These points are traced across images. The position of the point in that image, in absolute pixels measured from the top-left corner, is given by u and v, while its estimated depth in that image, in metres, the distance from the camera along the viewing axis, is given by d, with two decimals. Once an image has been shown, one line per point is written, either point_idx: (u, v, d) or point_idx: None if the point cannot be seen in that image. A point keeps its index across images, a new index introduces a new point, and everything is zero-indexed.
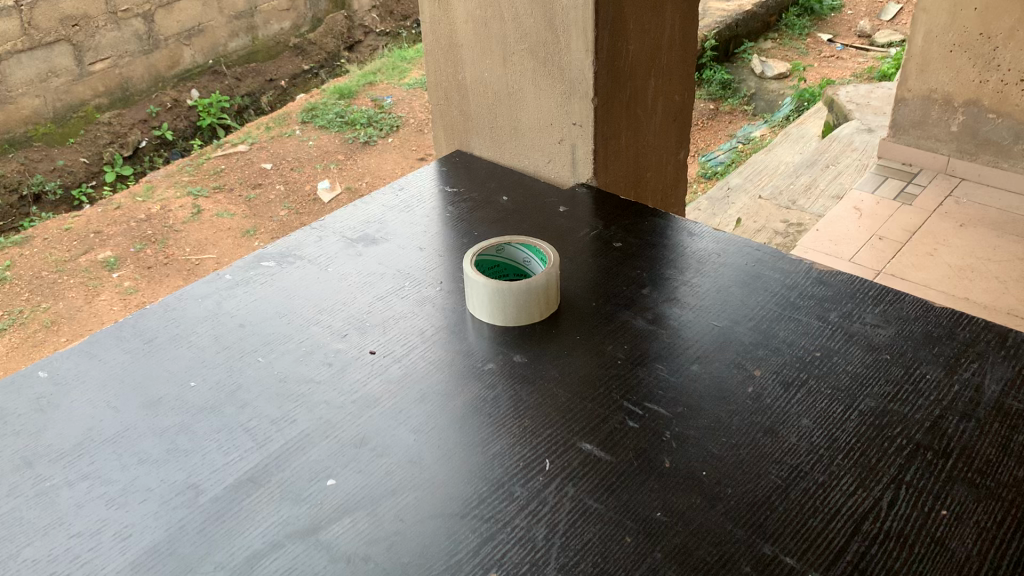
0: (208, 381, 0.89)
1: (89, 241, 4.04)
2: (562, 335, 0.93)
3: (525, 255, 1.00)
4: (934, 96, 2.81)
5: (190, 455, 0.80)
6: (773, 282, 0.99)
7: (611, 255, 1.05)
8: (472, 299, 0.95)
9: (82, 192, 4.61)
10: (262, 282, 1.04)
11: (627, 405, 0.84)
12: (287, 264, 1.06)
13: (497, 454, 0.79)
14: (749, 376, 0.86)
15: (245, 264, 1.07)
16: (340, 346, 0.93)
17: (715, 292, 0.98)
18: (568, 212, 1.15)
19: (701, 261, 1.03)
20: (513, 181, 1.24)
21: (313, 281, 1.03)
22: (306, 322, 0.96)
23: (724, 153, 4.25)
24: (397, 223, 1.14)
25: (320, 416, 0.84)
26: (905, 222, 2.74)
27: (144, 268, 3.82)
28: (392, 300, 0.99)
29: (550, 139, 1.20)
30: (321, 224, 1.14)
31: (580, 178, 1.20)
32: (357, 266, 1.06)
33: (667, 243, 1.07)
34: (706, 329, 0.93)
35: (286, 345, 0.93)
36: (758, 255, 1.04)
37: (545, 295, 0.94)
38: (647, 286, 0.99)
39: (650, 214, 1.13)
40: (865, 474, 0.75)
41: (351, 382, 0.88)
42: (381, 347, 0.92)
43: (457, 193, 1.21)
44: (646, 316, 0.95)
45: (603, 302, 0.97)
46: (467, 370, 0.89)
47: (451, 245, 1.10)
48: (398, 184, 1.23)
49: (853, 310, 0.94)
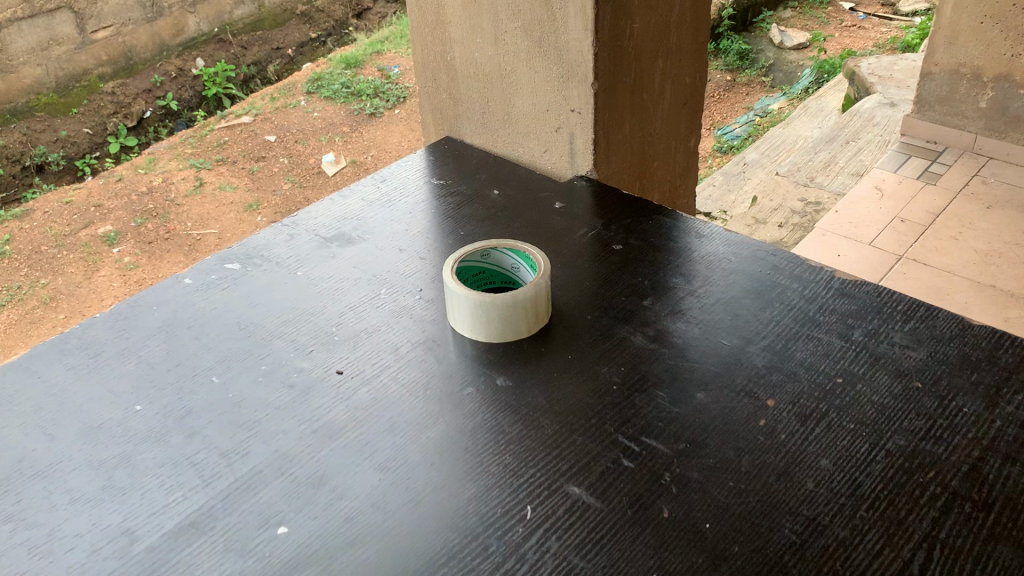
0: (155, 406, 0.80)
1: (90, 215, 3.96)
2: (551, 354, 0.83)
3: (515, 262, 0.89)
4: (962, 70, 2.67)
5: (127, 495, 0.72)
6: (790, 293, 0.89)
7: (610, 260, 0.95)
8: (453, 312, 0.85)
9: (87, 162, 4.53)
10: (224, 287, 0.94)
11: (622, 439, 0.74)
12: (253, 266, 0.97)
13: (472, 498, 0.69)
14: (762, 406, 0.76)
15: (208, 266, 0.98)
16: (303, 365, 0.83)
17: (725, 305, 0.88)
18: (565, 209, 1.04)
19: (711, 268, 0.93)
20: (506, 173, 1.13)
21: (279, 287, 0.94)
22: (268, 336, 0.87)
23: (740, 127, 4.11)
24: (376, 220, 1.04)
25: (276, 450, 0.74)
26: (930, 204, 2.61)
27: (145, 242, 3.74)
28: (364, 310, 0.90)
29: (547, 127, 1.09)
30: (293, 221, 1.04)
31: (580, 170, 1.10)
32: (329, 270, 0.96)
33: (672, 246, 0.96)
34: (714, 349, 0.82)
35: (244, 363, 0.84)
36: (773, 262, 0.93)
37: (533, 309, 0.84)
38: (649, 297, 0.89)
39: (654, 213, 1.02)
40: (893, 530, 0.65)
41: (313, 409, 0.78)
42: (348, 367, 0.83)
43: (444, 186, 1.11)
44: (647, 332, 0.85)
45: (599, 316, 0.87)
46: (444, 395, 0.79)
47: (434, 246, 0.99)
48: (380, 175, 1.13)
49: (879, 327, 0.84)
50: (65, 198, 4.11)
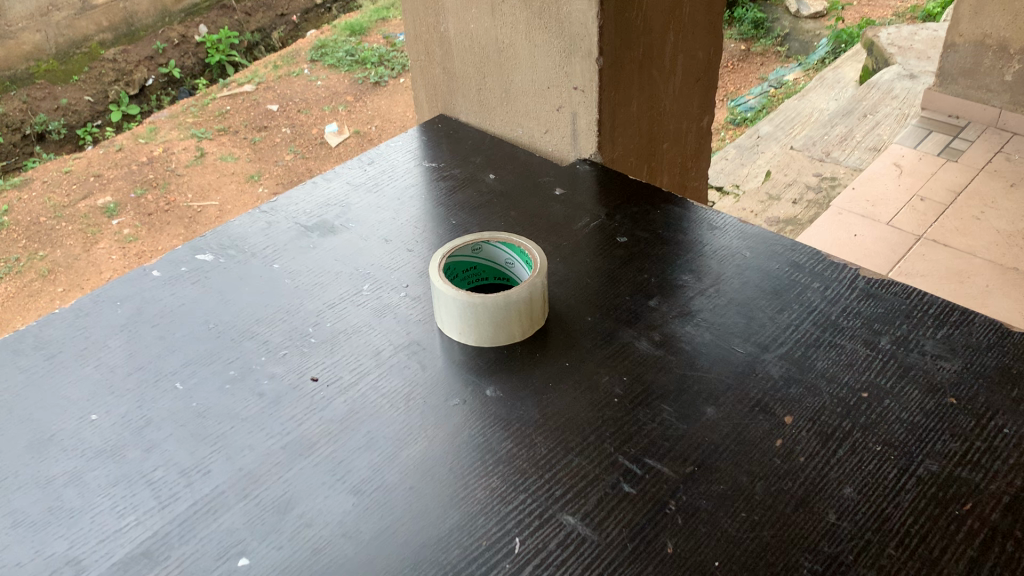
0: (112, 415, 0.73)
1: (90, 184, 3.88)
2: (546, 362, 0.76)
3: (509, 257, 0.82)
4: (988, 42, 2.55)
5: (75, 517, 0.65)
6: (811, 294, 0.81)
7: (614, 254, 0.87)
8: (440, 313, 0.78)
9: (88, 129, 4.47)
10: (193, 281, 0.87)
11: (623, 460, 0.66)
12: (226, 258, 0.90)
13: (454, 528, 0.62)
14: (779, 424, 0.69)
15: (178, 256, 0.91)
16: (275, 370, 0.76)
17: (739, 307, 0.80)
18: (566, 196, 0.96)
19: (724, 263, 0.85)
20: (503, 155, 1.05)
21: (253, 281, 0.86)
22: (239, 336, 0.80)
23: (754, 98, 3.98)
24: (360, 207, 0.97)
25: (242, 468, 0.68)
26: (950, 181, 2.51)
27: (145, 214, 3.66)
28: (343, 308, 0.82)
29: (548, 105, 1.01)
30: (271, 207, 0.97)
31: (582, 153, 1.01)
32: (307, 263, 0.88)
33: (681, 239, 0.88)
34: (727, 358, 0.75)
35: (211, 367, 0.77)
36: (792, 257, 0.85)
37: (528, 311, 0.77)
38: (655, 297, 0.81)
39: (662, 202, 0.94)
40: (926, 571, 0.58)
41: (283, 421, 0.71)
42: (323, 373, 0.75)
43: (436, 169, 1.03)
44: (652, 337, 0.77)
45: (601, 317, 0.80)
46: (427, 407, 0.72)
47: (423, 236, 0.92)
48: (368, 157, 1.06)
49: (909, 334, 0.76)
50: (64, 167, 4.03)
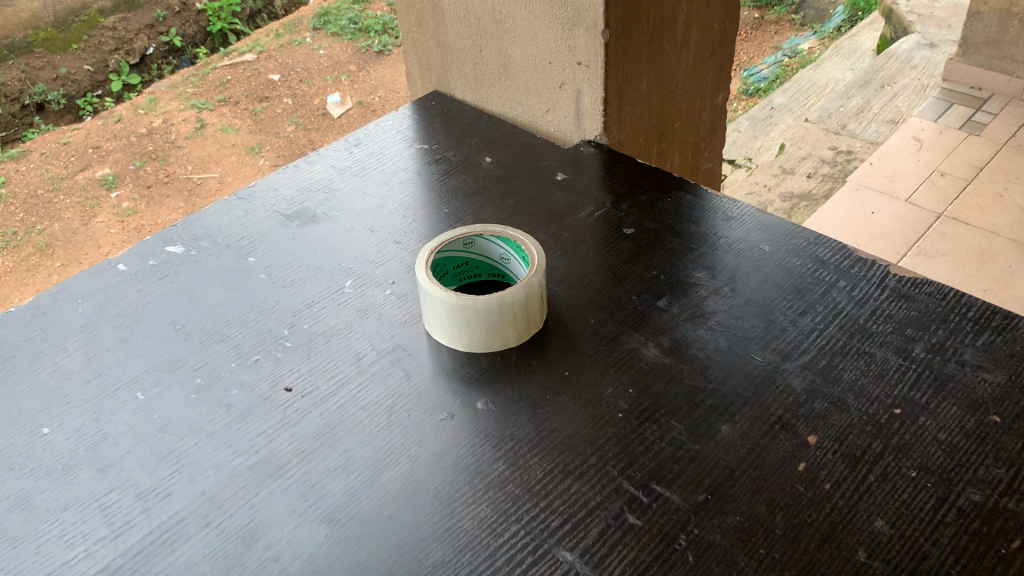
0: (65, 429, 0.66)
1: (89, 155, 3.77)
2: (543, 370, 0.68)
3: (505, 251, 0.75)
4: (1014, 10, 2.43)
5: (19, 548, 0.58)
6: (836, 295, 0.73)
7: (620, 247, 0.80)
8: (427, 315, 0.71)
9: (89, 100, 4.37)
10: (161, 276, 0.80)
11: (628, 486, 0.59)
12: (197, 250, 0.83)
13: (437, 564, 0.55)
14: (801, 446, 0.62)
15: (147, 248, 0.84)
16: (246, 379, 0.69)
17: (757, 308, 0.72)
18: (568, 182, 0.89)
19: (741, 259, 0.78)
20: (501, 137, 0.97)
21: (226, 277, 0.79)
22: (208, 340, 0.73)
23: (767, 68, 3.86)
24: (345, 193, 0.89)
25: (204, 492, 0.61)
26: (972, 156, 2.41)
27: (144, 186, 3.56)
28: (322, 307, 0.75)
29: (550, 82, 0.93)
30: (248, 194, 0.90)
31: (587, 134, 0.94)
32: (284, 256, 0.81)
33: (693, 232, 0.81)
34: (743, 367, 0.67)
35: (176, 374, 0.70)
36: (814, 252, 0.78)
37: (524, 314, 0.69)
38: (665, 297, 0.74)
39: (673, 190, 0.86)
40: None
41: (252, 438, 0.65)
42: (297, 383, 0.68)
43: (428, 150, 0.96)
44: (661, 343, 0.70)
45: (604, 320, 0.72)
46: (410, 422, 0.65)
47: (412, 226, 0.84)
48: (355, 138, 0.98)
49: (946, 341, 0.69)
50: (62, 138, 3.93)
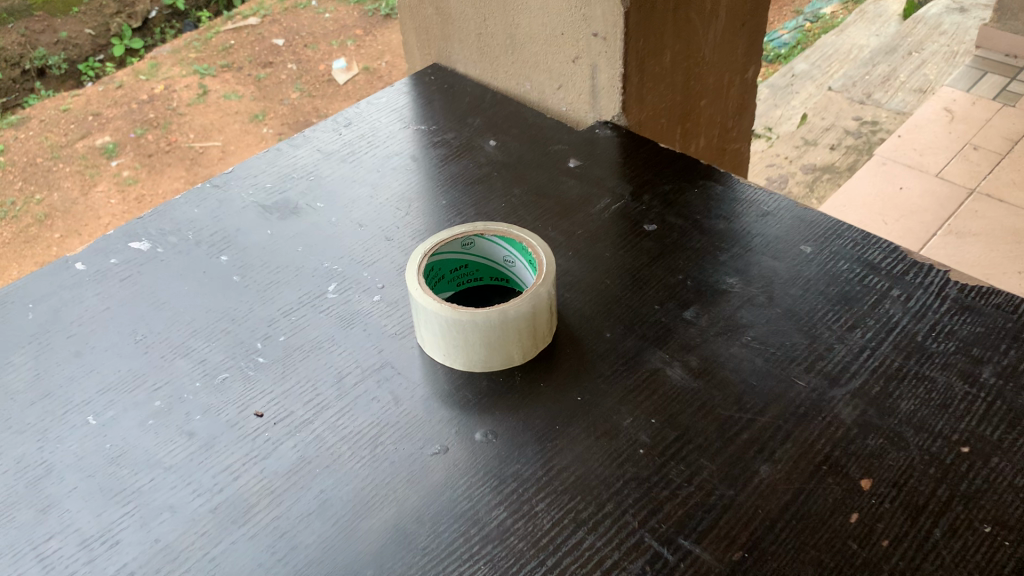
0: (4, 460, 0.58)
1: (89, 123, 3.31)
2: (551, 394, 0.59)
3: (508, 253, 0.65)
4: None
5: None
6: (889, 308, 0.64)
7: (640, 247, 0.70)
8: (419, 328, 0.62)
9: (92, 66, 3.77)
10: (122, 277, 0.71)
11: (651, 541, 0.50)
12: (164, 246, 0.74)
13: None
14: (853, 492, 0.52)
15: (109, 243, 0.75)
16: (212, 401, 0.61)
17: (799, 322, 0.63)
18: (582, 169, 0.79)
19: (779, 263, 0.68)
20: (506, 117, 0.87)
21: (194, 278, 0.70)
22: (172, 353, 0.64)
23: (788, 34, 3.69)
24: (331, 181, 0.80)
25: (158, 539, 0.53)
26: (1007, 129, 2.29)
27: (145, 155, 3.16)
28: (302, 315, 0.66)
29: (563, 57, 0.82)
30: (225, 181, 0.81)
31: (603, 115, 0.84)
32: (262, 255, 0.72)
33: (724, 230, 0.71)
34: (784, 394, 0.58)
35: (133, 395, 0.61)
36: (862, 255, 0.68)
37: (530, 328, 0.60)
38: (692, 307, 0.65)
39: (700, 180, 0.76)
40: None
41: (215, 474, 0.56)
42: (269, 407, 0.60)
43: (425, 132, 0.86)
44: (688, 363, 0.61)
45: (623, 335, 0.63)
46: (397, 456, 0.56)
47: (406, 220, 0.75)
48: (344, 118, 0.89)
49: (1019, 363, 0.59)
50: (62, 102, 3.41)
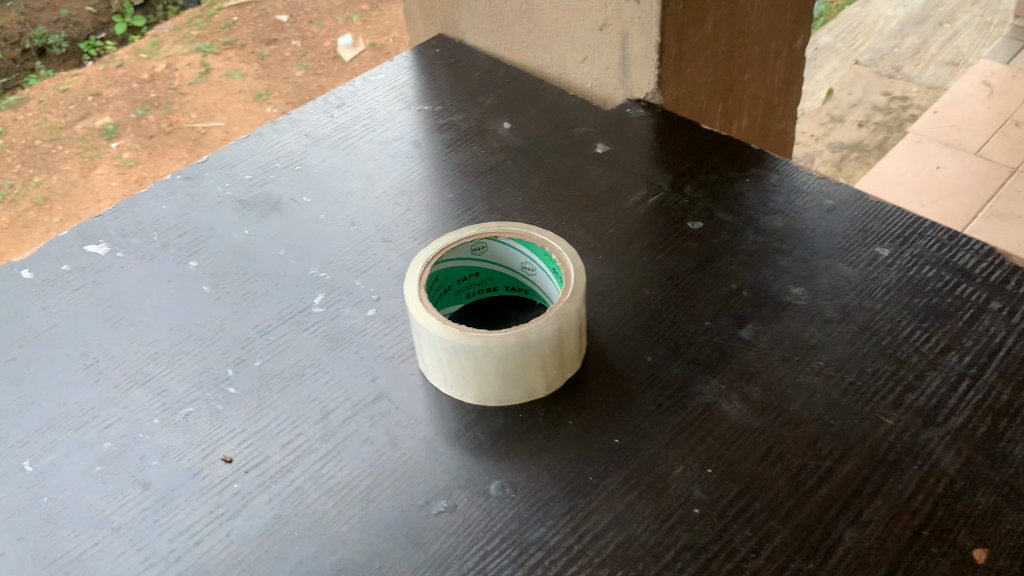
0: None
1: (90, 103, 2.06)
2: (579, 433, 0.49)
3: (528, 259, 0.54)
4: None
5: None
6: (989, 324, 0.52)
7: (684, 249, 0.59)
8: (422, 354, 0.51)
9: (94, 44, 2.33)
10: (74, 288, 0.61)
11: None
12: (125, 250, 0.63)
13: None
14: (965, 567, 0.41)
15: (62, 248, 0.64)
16: (172, 441, 0.50)
17: (878, 343, 0.52)
18: (612, 157, 0.68)
19: (851, 269, 0.57)
20: (523, 94, 0.76)
21: (158, 288, 0.60)
22: (126, 381, 0.54)
23: None
24: (321, 171, 0.69)
25: None
26: None
27: (146, 137, 1.97)
28: (282, 333, 0.56)
29: (586, 26, 0.71)
30: (198, 172, 0.70)
31: (634, 91, 0.72)
32: (237, 259, 0.62)
33: (783, 229, 0.60)
34: (867, 436, 0.47)
35: (78, 434, 0.51)
36: (951, 258, 0.57)
37: (555, 354, 0.49)
38: (750, 324, 0.54)
39: (752, 168, 0.65)
40: None
41: (171, 536, 0.46)
42: (239, 450, 0.49)
43: (429, 113, 0.75)
44: (748, 395, 0.50)
45: (667, 359, 0.52)
46: (394, 517, 0.46)
47: (408, 220, 0.64)
48: (337, 98, 0.78)
49: None
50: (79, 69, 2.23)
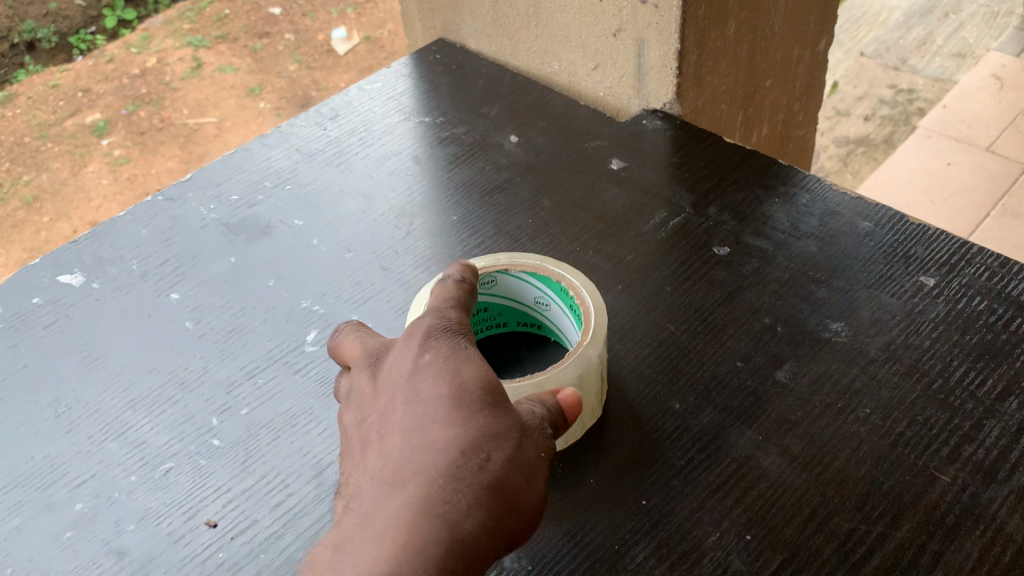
0: None
1: (80, 99, 1.86)
2: (599, 492, 0.44)
3: (542, 294, 0.50)
4: None
5: None
6: None
7: (710, 279, 0.54)
8: None
9: (84, 37, 2.08)
10: (45, 324, 0.56)
11: None
12: (101, 281, 0.58)
13: None
14: None
15: (33, 281, 0.59)
16: (150, 503, 0.45)
17: (929, 386, 0.47)
18: (629, 174, 0.63)
19: (894, 301, 0.52)
20: (530, 105, 0.71)
21: (137, 324, 0.55)
22: (100, 433, 0.49)
23: None
24: (314, 189, 0.64)
25: None
26: None
27: (139, 134, 1.81)
28: (271, 377, 0.51)
29: (598, 32, 0.65)
30: (181, 193, 0.65)
31: (651, 101, 0.67)
32: (224, 291, 0.57)
33: (817, 256, 0.55)
34: (922, 494, 0.42)
35: (47, 494, 0.46)
36: (1003, 289, 0.52)
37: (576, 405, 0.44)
38: (787, 365, 0.49)
39: (780, 188, 0.60)
40: None
41: None
42: (225, 514, 0.44)
43: (431, 125, 0.70)
44: (788, 448, 0.45)
45: (696, 406, 0.47)
46: None
47: (410, 245, 0.59)
48: (332, 109, 0.73)
49: None
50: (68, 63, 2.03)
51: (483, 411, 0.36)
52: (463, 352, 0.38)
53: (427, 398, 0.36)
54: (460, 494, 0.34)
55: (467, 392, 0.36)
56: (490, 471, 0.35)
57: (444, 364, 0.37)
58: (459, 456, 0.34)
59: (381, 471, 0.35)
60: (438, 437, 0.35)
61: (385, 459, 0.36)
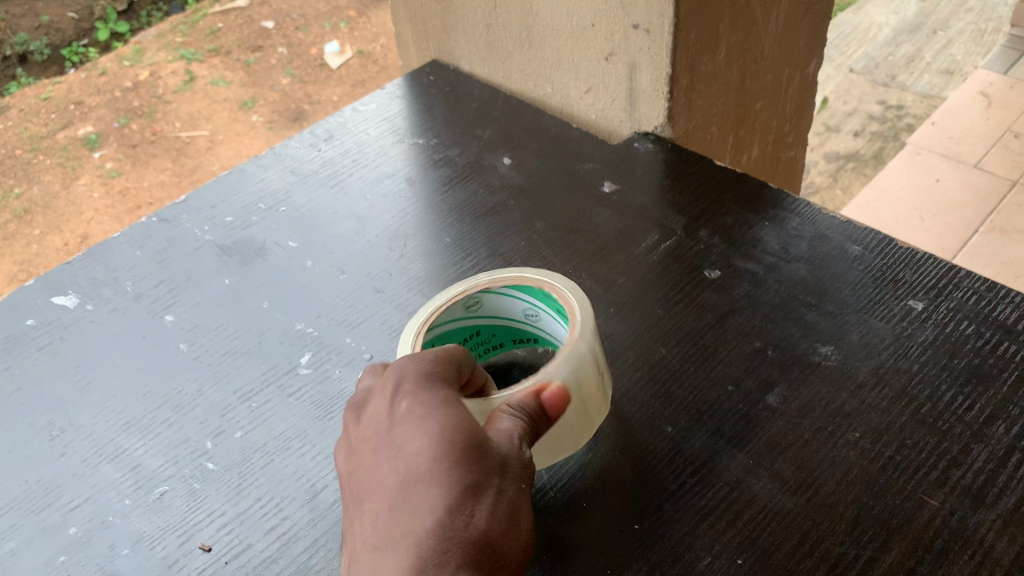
0: None
1: (73, 112, 1.87)
2: (591, 519, 0.44)
3: (529, 304, 0.50)
4: None
5: None
6: None
7: (700, 303, 0.55)
8: None
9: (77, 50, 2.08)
10: (40, 346, 0.56)
11: None
12: (95, 302, 0.58)
13: None
14: None
15: (28, 302, 0.59)
16: (144, 527, 0.45)
17: (919, 411, 0.48)
18: (620, 196, 0.63)
19: (883, 325, 0.52)
20: (524, 127, 0.72)
21: (131, 346, 0.55)
22: (94, 456, 0.49)
23: None
24: (309, 211, 0.65)
25: None
26: None
27: (132, 146, 1.81)
28: (266, 400, 0.51)
29: (592, 55, 0.66)
30: (176, 214, 0.65)
31: (642, 124, 0.68)
32: (219, 312, 0.57)
33: (807, 279, 0.56)
34: (911, 518, 0.43)
35: (40, 518, 0.46)
36: (991, 314, 0.52)
37: (568, 418, 0.44)
38: (777, 389, 0.49)
39: (769, 211, 0.61)
40: None
41: None
42: (219, 538, 0.45)
43: (424, 147, 0.70)
44: (779, 473, 0.45)
45: (688, 430, 0.48)
46: None
47: (403, 267, 0.59)
48: (326, 130, 0.73)
49: None
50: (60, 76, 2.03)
51: (464, 462, 0.35)
52: (441, 396, 0.38)
53: (410, 453, 0.36)
54: (451, 552, 0.33)
55: (447, 440, 0.36)
56: (476, 526, 0.34)
57: (423, 414, 0.37)
58: (445, 516, 0.34)
59: (373, 534, 0.35)
60: (424, 497, 0.34)
61: (376, 524, 0.35)
